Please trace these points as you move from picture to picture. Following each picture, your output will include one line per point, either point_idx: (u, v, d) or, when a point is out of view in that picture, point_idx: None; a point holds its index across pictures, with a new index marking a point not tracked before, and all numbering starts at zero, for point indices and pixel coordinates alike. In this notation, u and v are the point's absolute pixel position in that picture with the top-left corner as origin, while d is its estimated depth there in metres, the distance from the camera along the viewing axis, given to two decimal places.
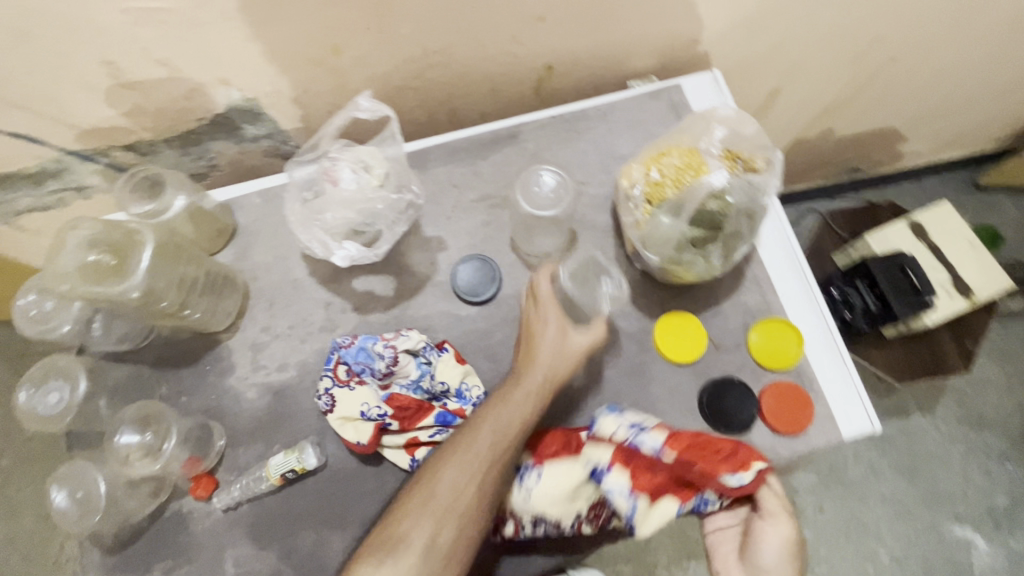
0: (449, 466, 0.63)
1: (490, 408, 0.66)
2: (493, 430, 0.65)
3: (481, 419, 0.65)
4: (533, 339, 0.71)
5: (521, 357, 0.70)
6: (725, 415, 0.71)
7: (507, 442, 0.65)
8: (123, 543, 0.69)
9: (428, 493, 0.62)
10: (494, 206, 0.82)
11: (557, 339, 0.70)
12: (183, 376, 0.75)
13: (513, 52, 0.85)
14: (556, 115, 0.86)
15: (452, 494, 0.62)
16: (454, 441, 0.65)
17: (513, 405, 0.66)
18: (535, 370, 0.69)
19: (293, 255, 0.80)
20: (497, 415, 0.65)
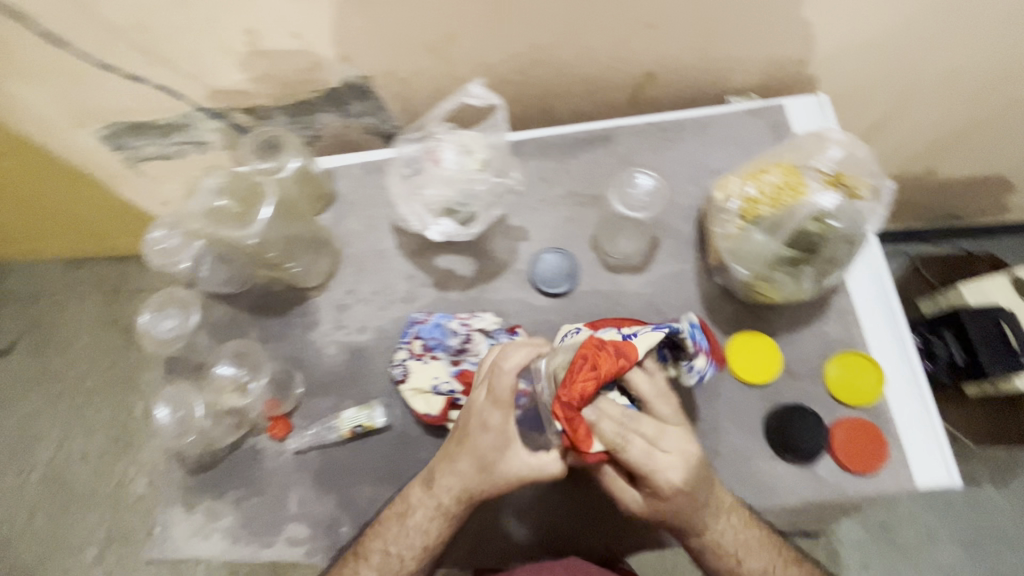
0: (402, 527, 0.68)
1: (434, 488, 0.67)
2: (434, 512, 0.67)
3: (429, 491, 0.68)
4: (476, 435, 0.66)
5: (465, 445, 0.66)
6: (793, 443, 0.69)
7: (447, 521, 0.67)
8: (203, 467, 0.75)
9: (383, 543, 0.68)
10: (580, 204, 0.83)
11: (504, 443, 0.66)
12: (273, 325, 0.80)
13: (618, 57, 0.86)
14: (652, 122, 0.86)
15: (405, 548, 0.68)
16: (405, 501, 0.69)
17: (452, 494, 0.67)
18: (472, 469, 0.66)
19: (384, 227, 0.84)
20: (441, 495, 0.67)
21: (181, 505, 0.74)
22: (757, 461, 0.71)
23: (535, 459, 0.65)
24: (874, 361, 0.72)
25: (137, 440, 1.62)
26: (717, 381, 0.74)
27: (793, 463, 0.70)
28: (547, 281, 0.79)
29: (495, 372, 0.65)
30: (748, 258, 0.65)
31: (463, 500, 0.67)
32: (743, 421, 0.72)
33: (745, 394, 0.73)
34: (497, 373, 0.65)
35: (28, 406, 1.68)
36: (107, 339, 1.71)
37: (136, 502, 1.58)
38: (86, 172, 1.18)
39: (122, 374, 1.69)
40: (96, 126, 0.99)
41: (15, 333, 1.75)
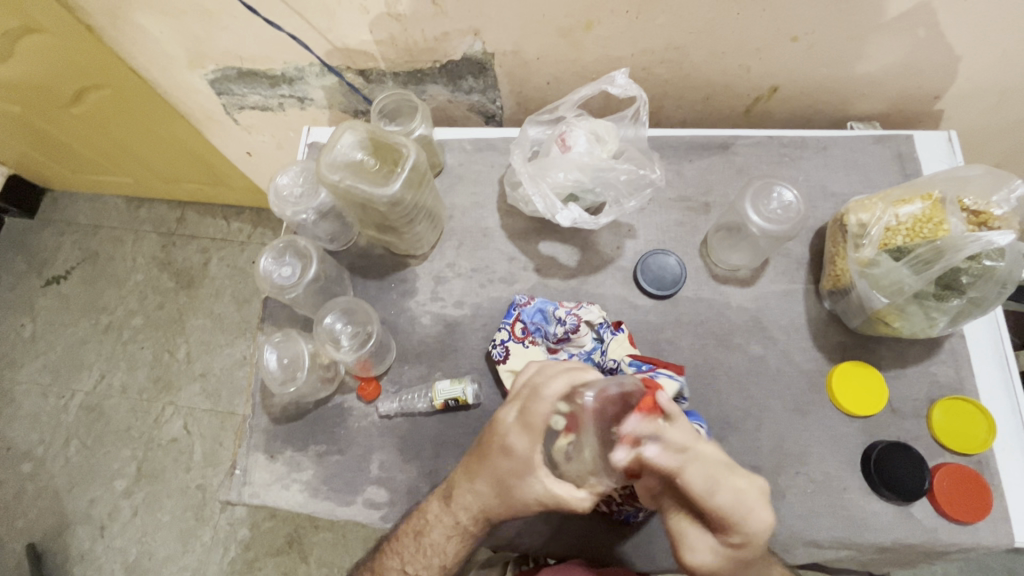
0: (420, 542, 0.66)
1: (451, 505, 0.65)
2: (449, 529, 0.65)
3: (444, 507, 0.65)
4: (498, 455, 0.61)
5: (487, 465, 0.62)
6: (892, 480, 0.68)
7: (463, 538, 0.66)
8: (288, 418, 0.75)
9: (402, 554, 0.67)
10: (691, 209, 0.82)
11: (526, 470, 0.59)
12: (371, 287, 0.81)
13: (748, 66, 0.84)
14: (773, 136, 0.84)
15: (422, 563, 0.67)
16: (424, 517, 0.67)
17: (469, 512, 0.64)
18: (490, 489, 0.62)
19: (489, 205, 0.84)
20: (459, 510, 0.65)
21: (263, 452, 0.75)
22: (852, 493, 0.69)
23: (560, 490, 0.59)
24: (983, 411, 0.70)
25: (176, 382, 1.63)
26: (816, 407, 0.72)
27: (888, 501, 0.68)
28: (652, 280, 0.78)
29: (531, 398, 0.58)
30: (883, 285, 0.63)
31: (478, 521, 0.64)
32: (840, 451, 0.71)
33: (844, 424, 0.72)
34: (531, 398, 0.58)
35: (75, 334, 1.70)
36: (159, 280, 1.73)
37: (168, 443, 1.58)
38: (181, 113, 1.19)
39: (170, 315, 1.69)
40: (209, 68, 1.00)
41: (72, 261, 1.77)
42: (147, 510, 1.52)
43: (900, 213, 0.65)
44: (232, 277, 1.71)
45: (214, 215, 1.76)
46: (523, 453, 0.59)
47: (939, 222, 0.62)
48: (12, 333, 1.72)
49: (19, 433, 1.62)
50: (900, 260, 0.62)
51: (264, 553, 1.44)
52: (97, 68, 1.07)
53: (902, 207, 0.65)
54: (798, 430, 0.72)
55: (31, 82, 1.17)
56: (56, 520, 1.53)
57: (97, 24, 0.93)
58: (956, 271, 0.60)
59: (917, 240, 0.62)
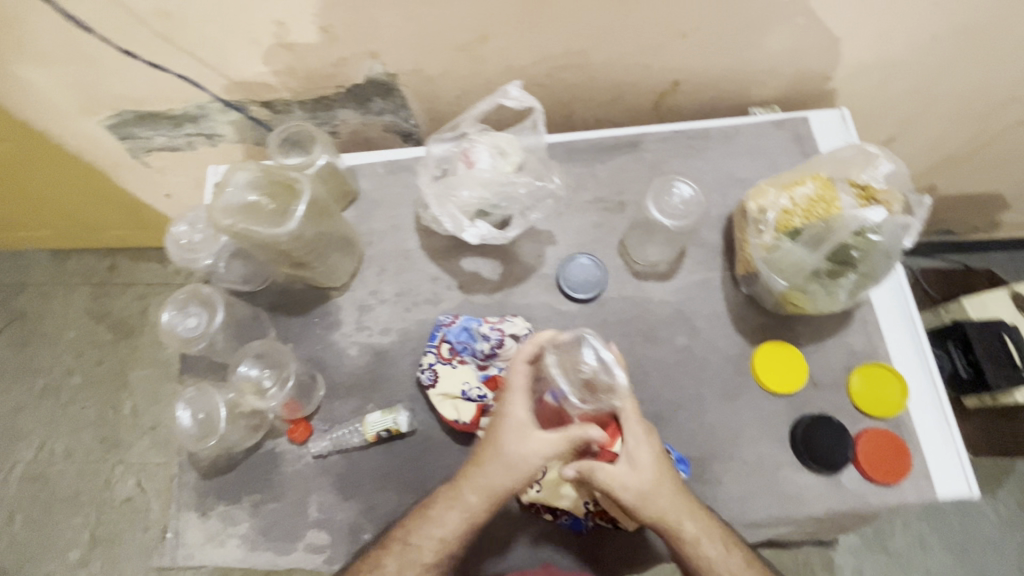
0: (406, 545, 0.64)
1: (459, 494, 0.64)
2: (456, 519, 0.63)
3: (450, 493, 0.64)
4: (521, 450, 0.61)
5: (505, 461, 0.61)
6: (818, 452, 0.70)
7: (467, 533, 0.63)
8: (218, 471, 0.73)
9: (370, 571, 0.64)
10: (607, 209, 0.83)
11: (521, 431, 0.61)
12: (293, 325, 0.78)
13: (648, 63, 0.85)
14: (679, 129, 0.85)
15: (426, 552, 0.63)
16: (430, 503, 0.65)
17: (481, 508, 0.63)
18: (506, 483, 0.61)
19: (407, 227, 0.83)
20: (467, 503, 0.63)
21: (195, 510, 0.72)
22: (784, 470, 0.71)
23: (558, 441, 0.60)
24: (898, 374, 0.73)
25: (123, 439, 1.56)
26: (743, 389, 0.74)
27: (819, 473, 0.70)
28: (575, 285, 0.78)
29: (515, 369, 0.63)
30: (784, 268, 0.66)
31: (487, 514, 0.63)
32: (769, 430, 0.73)
33: (770, 403, 0.74)
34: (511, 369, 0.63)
35: (8, 402, 1.60)
36: (95, 334, 1.65)
37: (122, 504, 1.50)
38: (86, 161, 1.14)
39: (110, 370, 1.62)
40: (104, 114, 0.95)
41: None
42: None
43: (795, 195, 0.67)
44: None
45: (147, 260, 1.69)
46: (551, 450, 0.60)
47: (831, 200, 0.64)
48: None
49: None
50: (797, 241, 0.65)
51: None
52: None
53: (795, 190, 0.67)
54: (729, 415, 0.73)
55: None
56: None
57: None
58: (847, 247, 0.63)
59: (811, 219, 0.65)
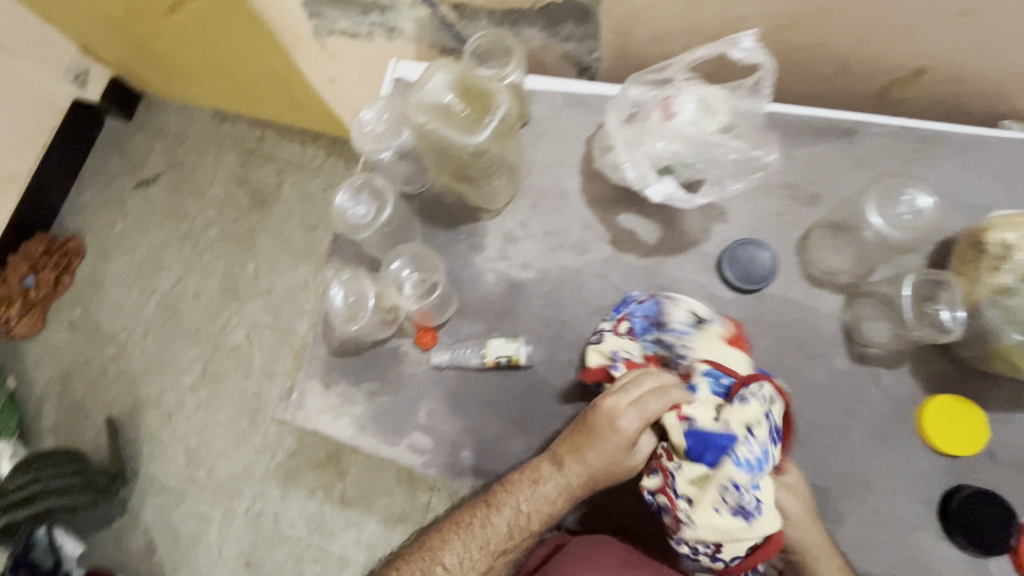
0: (484, 529, 0.65)
1: (542, 471, 0.65)
2: (537, 494, 0.64)
3: (533, 471, 0.65)
4: (612, 434, 0.61)
5: (593, 442, 0.62)
6: (975, 532, 0.61)
7: (547, 510, 0.64)
8: (346, 353, 0.77)
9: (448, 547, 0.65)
10: (796, 199, 0.73)
11: (653, 393, 0.61)
12: (439, 236, 0.79)
13: (896, 42, 0.71)
14: (910, 127, 0.72)
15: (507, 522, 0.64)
16: (509, 491, 0.65)
17: (565, 488, 0.63)
18: (592, 465, 0.62)
19: (571, 166, 0.79)
20: (552, 486, 0.64)
21: (320, 381, 0.77)
22: (922, 533, 0.64)
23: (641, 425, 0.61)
24: None
25: (242, 294, 1.71)
26: (899, 436, 0.66)
27: (964, 551, 0.63)
28: (737, 271, 0.71)
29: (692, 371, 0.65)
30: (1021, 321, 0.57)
31: (571, 492, 0.64)
32: (916, 487, 0.65)
33: (927, 459, 0.65)
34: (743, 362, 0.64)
35: (159, 237, 1.80)
36: (236, 196, 1.78)
37: (231, 349, 1.67)
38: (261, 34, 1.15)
39: (242, 231, 1.76)
40: None
41: (161, 167, 1.86)
42: (208, 407, 1.63)
43: None
44: (302, 203, 1.74)
45: (290, 138, 1.77)
46: (651, 414, 0.60)
47: None
48: (105, 227, 1.84)
49: (106, 318, 1.75)
50: None
51: (306, 464, 1.53)
52: None
53: None
54: (871, 457, 0.66)
55: None
56: (131, 402, 1.67)
57: None
58: None
59: None
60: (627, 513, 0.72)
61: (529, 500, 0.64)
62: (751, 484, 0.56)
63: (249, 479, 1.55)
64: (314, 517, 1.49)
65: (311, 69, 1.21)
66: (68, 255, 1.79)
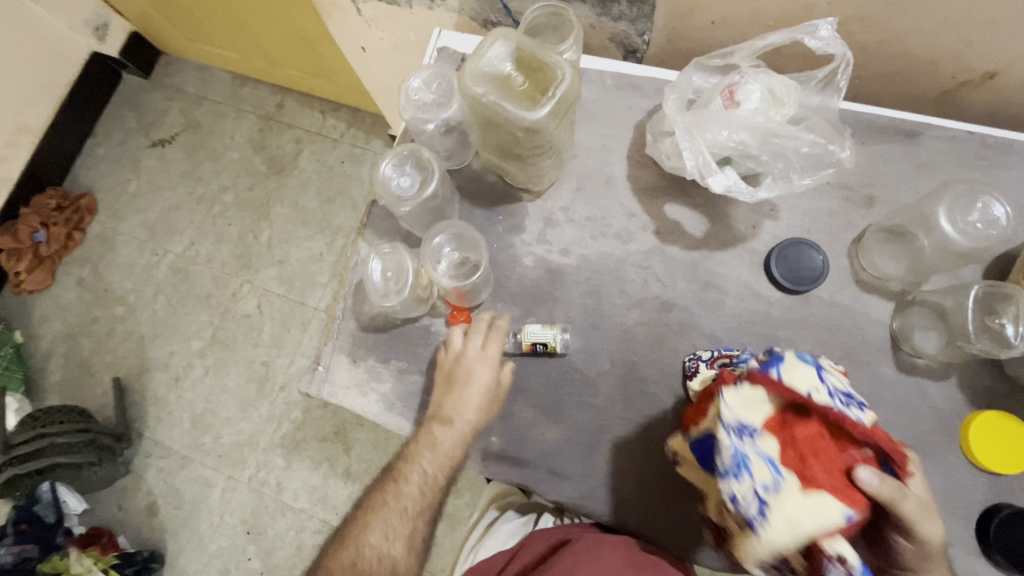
0: (400, 496, 0.66)
1: (422, 437, 0.67)
2: (424, 453, 0.66)
3: (418, 438, 0.68)
4: (468, 375, 0.68)
5: (456, 392, 0.68)
6: (1020, 555, 0.59)
7: (434, 461, 0.66)
8: (375, 328, 0.75)
9: (368, 530, 0.65)
10: (850, 201, 0.71)
11: (480, 332, 0.71)
12: (477, 215, 0.77)
13: (970, 44, 0.68)
14: (975, 133, 0.70)
15: (418, 484, 0.66)
16: (411, 453, 0.67)
17: (455, 440, 0.66)
18: (462, 406, 0.67)
19: (618, 151, 0.76)
20: (443, 439, 0.66)
21: (347, 355, 0.75)
22: (958, 551, 0.62)
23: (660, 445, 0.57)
24: None
25: (255, 262, 1.68)
26: (941, 450, 0.64)
27: (1000, 570, 0.61)
28: (785, 270, 0.69)
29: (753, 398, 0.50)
30: None
31: (455, 439, 0.66)
32: (956, 503, 0.63)
33: (968, 475, 0.64)
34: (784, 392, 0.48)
35: (172, 199, 1.77)
36: (253, 162, 1.75)
37: (241, 317, 1.65)
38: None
39: (258, 198, 1.72)
40: None
41: (176, 127, 1.81)
42: (216, 374, 1.62)
43: None
44: (320, 173, 1.70)
45: (312, 107, 1.73)
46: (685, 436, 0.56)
47: None
48: (117, 186, 1.80)
49: (116, 278, 1.73)
50: None
51: (312, 437, 1.52)
52: None
53: None
54: None
55: None
56: (139, 363, 1.66)
57: None
58: None
59: None
60: (647, 511, 0.68)
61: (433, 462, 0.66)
62: (745, 494, 0.45)
63: (254, 448, 1.55)
64: (318, 489, 1.49)
65: (344, 35, 1.17)
66: (80, 211, 1.76)
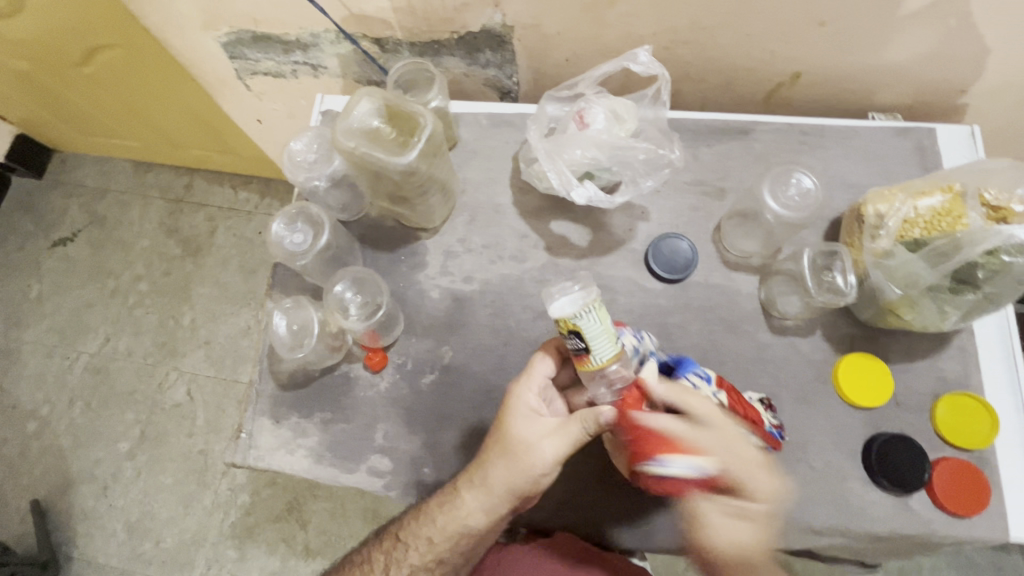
0: (416, 538, 0.68)
1: (457, 497, 0.65)
2: (456, 521, 0.65)
3: (453, 499, 0.66)
4: (534, 460, 0.62)
5: (507, 464, 0.63)
6: (891, 471, 0.68)
7: (465, 531, 0.65)
8: (295, 385, 0.76)
9: (388, 556, 0.70)
10: (707, 194, 0.81)
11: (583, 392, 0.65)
12: (381, 259, 0.81)
13: (772, 51, 0.77)
14: (794, 123, 0.82)
15: (445, 546, 0.66)
16: (440, 519, 0.65)
17: (497, 516, 0.64)
18: (508, 486, 0.63)
19: (502, 181, 0.83)
20: (479, 513, 0.64)
21: (269, 417, 0.75)
22: (853, 483, 0.69)
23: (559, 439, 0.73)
24: (988, 407, 0.69)
25: (179, 348, 1.61)
26: (822, 397, 0.72)
27: (887, 492, 0.69)
28: (662, 263, 0.77)
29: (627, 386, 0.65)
30: (897, 277, 0.65)
31: (497, 513, 0.64)
32: (842, 441, 0.71)
33: (848, 415, 0.72)
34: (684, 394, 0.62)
35: (81, 297, 1.68)
36: (165, 246, 1.70)
37: (171, 408, 1.56)
38: (186, 77, 1.11)
39: (174, 282, 1.67)
40: (222, 30, 0.90)
41: (78, 224, 1.75)
42: (149, 473, 1.51)
43: (920, 205, 0.65)
44: (238, 247, 1.68)
45: (220, 183, 1.72)
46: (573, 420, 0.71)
47: (958, 215, 0.62)
48: (18, 293, 1.70)
49: (24, 392, 1.61)
50: (915, 253, 0.63)
51: (262, 520, 1.44)
52: (97, 27, 1.01)
53: (921, 199, 0.65)
54: (800, 420, 0.72)
55: (36, 39, 1.12)
56: (59, 480, 1.52)
57: None
58: (973, 266, 0.61)
59: (933, 233, 0.63)
60: (579, 507, 0.72)
61: (482, 524, 0.65)
62: None
63: (202, 544, 1.44)
64: None
65: (236, 109, 1.19)
66: None
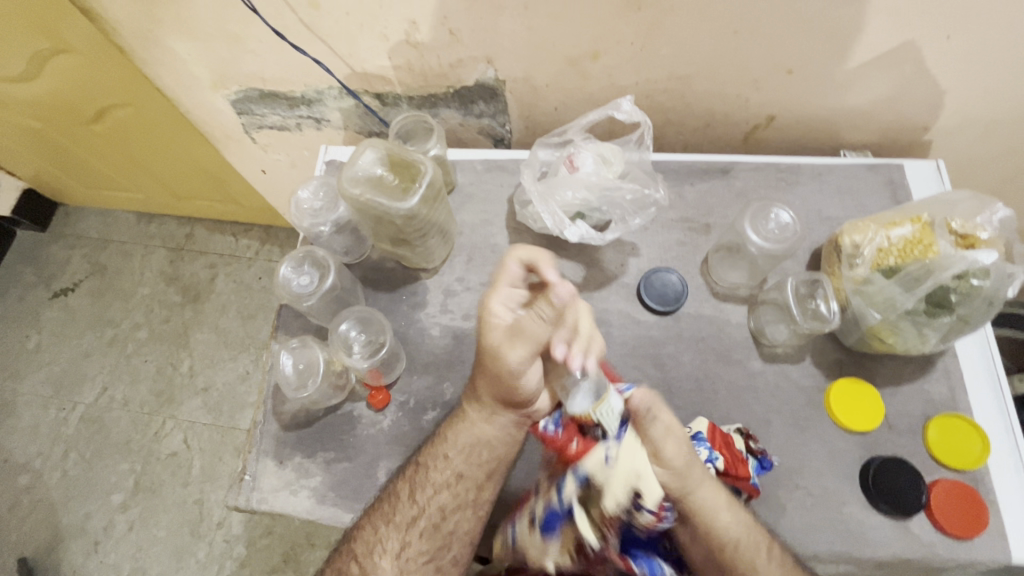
0: (427, 461, 0.70)
1: (465, 413, 0.71)
2: (464, 433, 0.70)
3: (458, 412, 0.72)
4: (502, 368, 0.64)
5: (490, 376, 0.66)
6: (890, 495, 0.69)
7: (475, 442, 0.70)
8: (298, 425, 0.77)
9: (410, 486, 0.69)
10: (692, 229, 0.85)
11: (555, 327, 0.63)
12: (382, 298, 0.84)
13: (746, 97, 0.83)
14: (770, 162, 0.87)
15: (458, 460, 0.70)
16: (448, 431, 0.71)
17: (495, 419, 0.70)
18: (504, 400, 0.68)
19: (497, 223, 0.87)
20: (482, 419, 0.70)
21: (273, 458, 0.76)
22: (853, 508, 0.70)
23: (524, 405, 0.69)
24: (977, 427, 0.72)
25: (177, 395, 1.61)
26: (816, 422, 0.74)
27: (887, 517, 0.69)
28: (653, 296, 0.81)
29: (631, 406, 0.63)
30: (877, 302, 0.68)
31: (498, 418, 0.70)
32: (839, 466, 0.72)
33: (843, 440, 0.73)
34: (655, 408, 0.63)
35: (79, 346, 1.69)
36: (166, 294, 1.73)
37: (167, 458, 1.54)
38: (194, 131, 1.16)
39: (173, 329, 1.68)
40: (232, 89, 0.96)
41: (80, 274, 1.77)
42: (142, 525, 1.47)
43: (892, 234, 0.69)
44: (238, 293, 1.71)
45: (223, 231, 1.77)
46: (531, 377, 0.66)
47: (929, 243, 0.66)
48: (16, 345, 1.71)
49: (18, 444, 1.58)
50: (891, 279, 0.67)
51: (259, 571, 1.40)
52: (112, 89, 1.07)
53: (893, 230, 0.69)
54: (798, 446, 0.73)
55: (52, 100, 1.18)
56: (48, 536, 1.48)
57: (129, 47, 0.90)
58: (946, 289, 0.65)
59: (907, 260, 0.67)
60: None
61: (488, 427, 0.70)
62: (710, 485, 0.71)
63: None
64: None
65: (240, 160, 1.24)
66: None
